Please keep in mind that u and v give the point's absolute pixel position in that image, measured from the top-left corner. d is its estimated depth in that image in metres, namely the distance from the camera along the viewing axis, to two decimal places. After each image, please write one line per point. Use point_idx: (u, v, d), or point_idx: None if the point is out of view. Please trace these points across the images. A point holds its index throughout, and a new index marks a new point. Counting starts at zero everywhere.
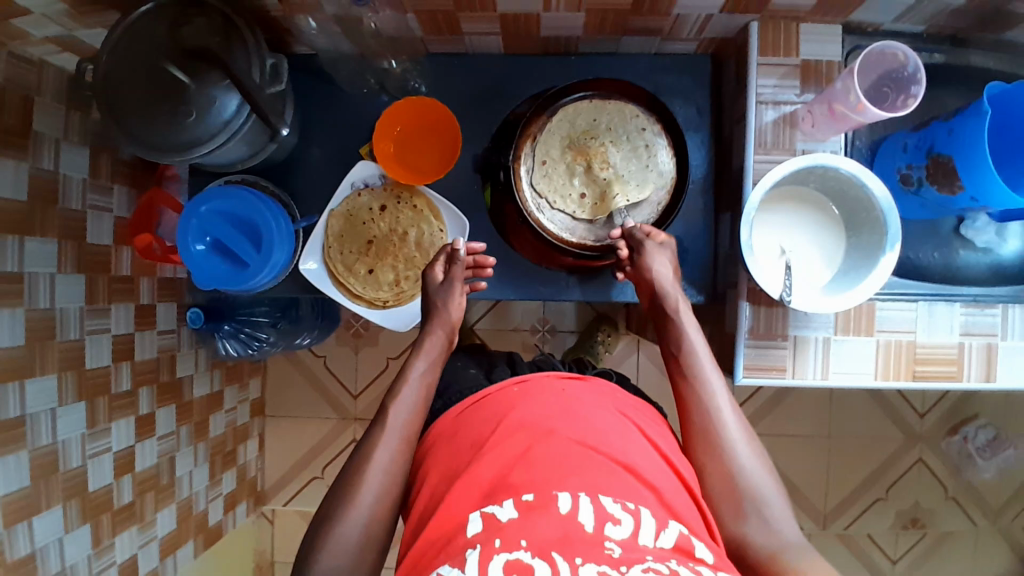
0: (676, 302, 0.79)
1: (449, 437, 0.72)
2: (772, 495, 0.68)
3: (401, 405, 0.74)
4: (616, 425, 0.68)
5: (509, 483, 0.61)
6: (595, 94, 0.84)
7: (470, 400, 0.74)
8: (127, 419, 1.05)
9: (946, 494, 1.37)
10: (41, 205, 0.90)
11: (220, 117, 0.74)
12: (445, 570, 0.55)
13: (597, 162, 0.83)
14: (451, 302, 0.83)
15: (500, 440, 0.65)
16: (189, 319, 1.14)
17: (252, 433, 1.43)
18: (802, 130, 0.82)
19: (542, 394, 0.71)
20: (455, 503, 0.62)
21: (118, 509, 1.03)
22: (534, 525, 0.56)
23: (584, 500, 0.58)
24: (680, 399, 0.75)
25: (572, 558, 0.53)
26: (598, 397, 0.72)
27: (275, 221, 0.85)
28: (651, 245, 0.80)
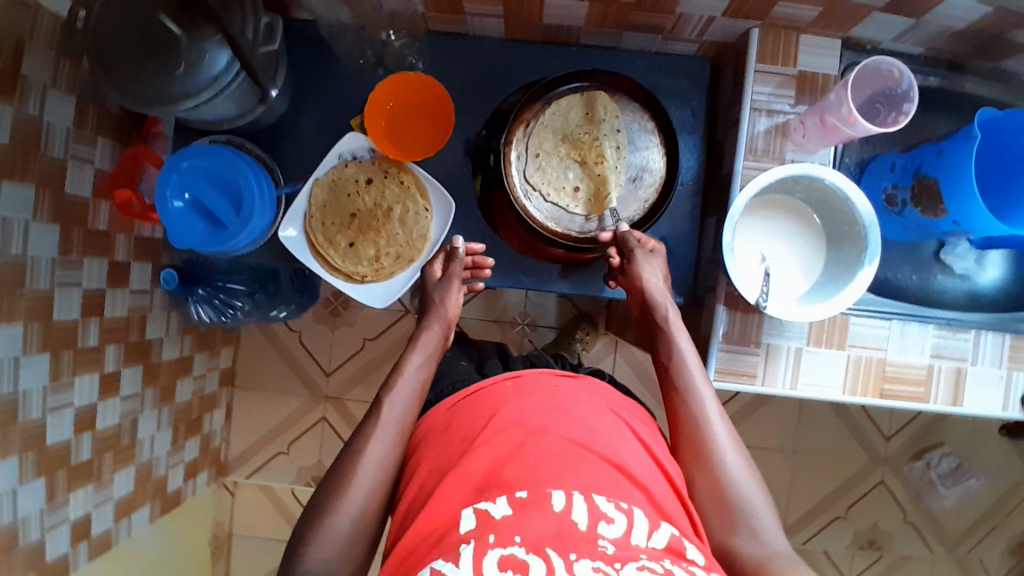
0: (667, 308, 0.79)
1: (441, 431, 0.72)
2: (760, 504, 0.67)
3: (397, 399, 0.75)
4: (609, 425, 0.69)
5: (501, 479, 0.61)
6: (588, 86, 0.84)
7: (462, 394, 0.76)
8: (91, 375, 1.04)
9: (905, 518, 1.39)
10: (22, 149, 0.88)
11: (209, 73, 0.74)
12: (439, 564, 0.55)
13: (591, 156, 0.83)
14: (448, 298, 0.85)
15: (491, 436, 0.66)
16: (163, 280, 1.08)
17: (220, 402, 1.41)
18: (793, 140, 0.82)
19: (534, 392, 0.72)
20: (446, 499, 0.61)
21: (76, 466, 1.02)
22: (528, 521, 0.56)
23: (578, 498, 0.58)
24: (671, 410, 0.75)
25: (566, 553, 0.53)
26: (590, 398, 0.73)
27: (258, 185, 0.84)
28: (643, 254, 0.81)
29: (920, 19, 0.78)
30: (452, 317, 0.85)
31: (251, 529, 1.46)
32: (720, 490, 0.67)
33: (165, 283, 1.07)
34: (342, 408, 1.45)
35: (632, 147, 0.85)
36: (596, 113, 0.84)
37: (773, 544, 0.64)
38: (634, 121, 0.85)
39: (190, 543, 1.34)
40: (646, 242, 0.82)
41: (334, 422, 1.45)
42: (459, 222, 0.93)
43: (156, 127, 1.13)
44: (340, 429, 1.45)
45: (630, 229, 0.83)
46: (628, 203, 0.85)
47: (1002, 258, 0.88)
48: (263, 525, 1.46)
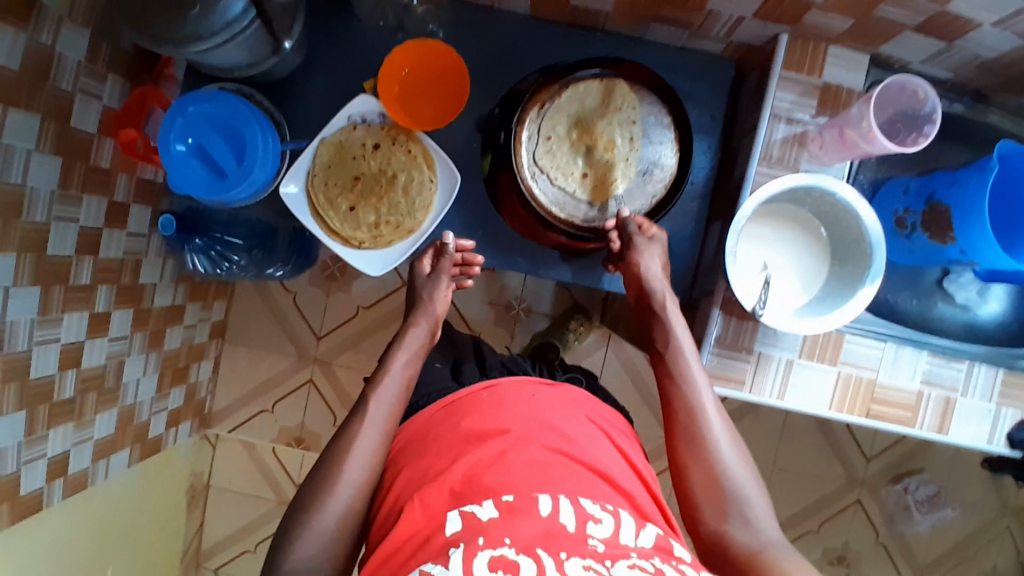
0: (664, 296, 0.79)
1: (420, 437, 0.75)
2: (752, 492, 0.67)
3: (382, 399, 0.76)
4: (588, 437, 0.74)
5: (483, 484, 0.64)
6: (607, 72, 0.82)
7: (440, 404, 0.79)
8: (80, 314, 1.03)
9: (877, 540, 1.39)
10: (31, 78, 0.88)
11: (225, 16, 0.72)
12: (429, 566, 0.56)
13: (603, 142, 0.81)
14: (436, 296, 0.86)
15: (471, 442, 0.70)
16: (160, 226, 1.04)
17: (208, 354, 1.41)
18: (809, 151, 0.81)
19: (514, 402, 0.76)
20: (431, 501, 0.65)
21: (57, 403, 1.02)
22: (516, 523, 0.59)
23: (563, 503, 0.62)
24: (665, 398, 0.74)
25: (556, 553, 0.56)
26: (569, 412, 0.77)
27: (262, 136, 0.82)
28: (642, 241, 0.79)
29: (952, 43, 0.76)
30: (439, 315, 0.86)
31: (228, 483, 1.47)
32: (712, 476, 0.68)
33: (164, 229, 1.03)
34: (330, 372, 1.45)
35: (645, 140, 0.82)
36: (611, 101, 0.82)
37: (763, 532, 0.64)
38: (649, 113, 0.82)
39: (166, 492, 1.34)
40: (648, 228, 0.80)
41: (320, 386, 1.45)
42: (463, 200, 0.92)
43: (169, 70, 1.12)
44: (325, 393, 1.45)
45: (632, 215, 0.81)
46: (635, 196, 0.83)
47: (1005, 293, 0.87)
48: (240, 481, 1.47)
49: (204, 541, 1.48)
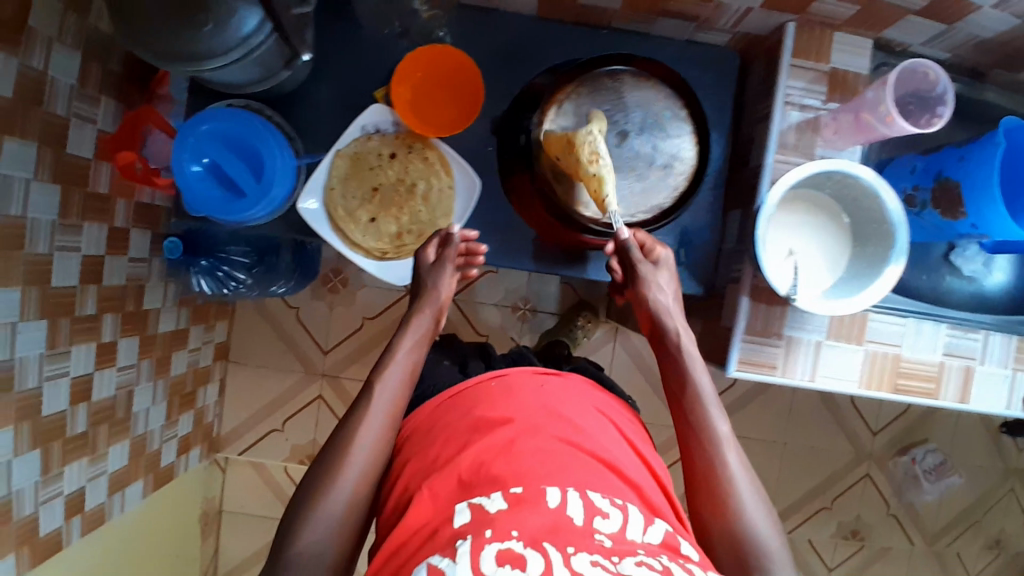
0: (675, 326, 0.77)
1: (428, 429, 0.76)
2: (778, 553, 0.65)
3: (388, 383, 0.75)
4: (597, 427, 0.74)
5: (491, 473, 0.65)
6: (635, 70, 0.81)
7: (447, 393, 0.80)
8: (88, 345, 1.01)
9: (888, 511, 1.42)
10: (23, 102, 0.85)
11: (238, 34, 0.71)
12: (436, 559, 0.57)
13: (586, 154, 0.72)
14: (441, 284, 0.82)
15: (480, 433, 0.70)
16: (166, 249, 1.08)
17: (213, 377, 1.38)
18: (823, 136, 0.83)
19: (522, 390, 0.76)
20: (437, 492, 0.66)
21: (70, 439, 0.99)
22: (524, 516, 0.59)
23: (572, 495, 0.62)
24: (683, 438, 0.72)
25: (563, 547, 0.56)
26: (578, 399, 0.77)
27: (279, 150, 0.81)
28: (646, 266, 0.77)
29: (953, 25, 0.78)
30: (439, 305, 0.82)
31: (241, 507, 1.44)
32: (733, 535, 0.65)
33: (170, 253, 1.07)
34: (338, 386, 1.43)
35: (664, 134, 0.82)
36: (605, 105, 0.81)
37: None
38: (666, 108, 0.81)
39: (181, 521, 1.31)
40: (651, 249, 0.79)
41: (330, 401, 1.43)
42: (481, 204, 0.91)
43: (162, 89, 1.07)
44: (335, 407, 1.43)
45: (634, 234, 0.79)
46: (658, 191, 0.81)
47: (1009, 263, 0.91)
48: (252, 503, 1.44)
49: (221, 567, 1.45)
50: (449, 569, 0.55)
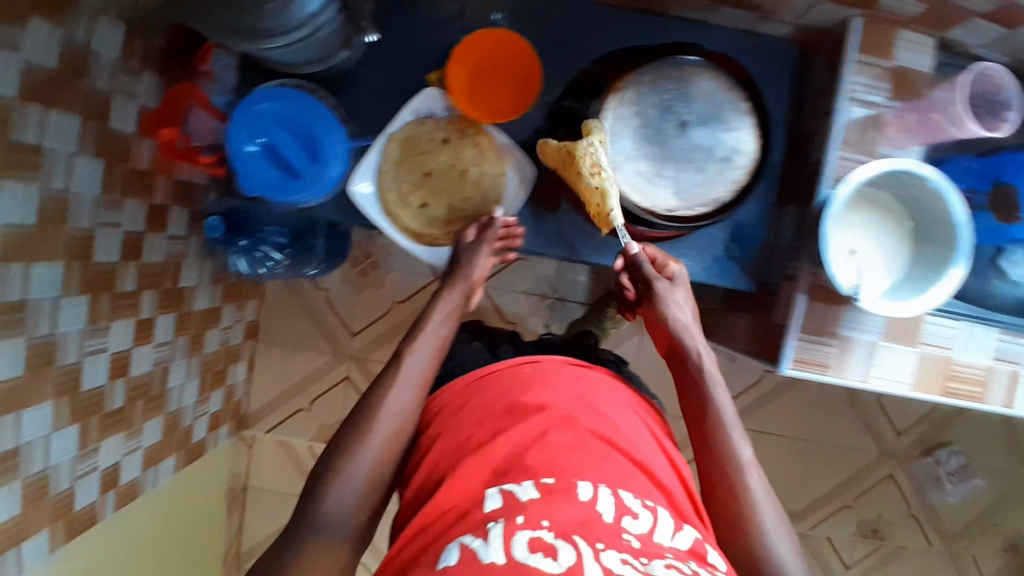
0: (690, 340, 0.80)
1: (459, 408, 0.78)
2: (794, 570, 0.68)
3: (417, 355, 0.77)
4: (627, 421, 0.76)
5: (524, 463, 0.66)
6: (710, 64, 0.80)
7: (478, 373, 0.82)
8: (127, 320, 1.01)
9: (908, 511, 1.43)
10: (69, 74, 0.84)
11: (301, 12, 0.69)
12: (469, 539, 0.59)
13: (587, 166, 0.74)
14: (476, 263, 0.83)
15: (515, 420, 0.71)
16: (208, 228, 1.05)
17: (243, 355, 1.38)
18: (887, 134, 0.82)
19: (557, 380, 0.77)
20: (467, 478, 0.68)
21: (108, 413, 1.01)
22: (557, 508, 0.61)
23: (603, 491, 0.63)
24: (705, 452, 0.75)
25: (594, 542, 0.58)
26: (613, 395, 0.79)
27: (333, 130, 0.80)
28: (661, 282, 0.81)
29: (1015, 29, 0.77)
30: (467, 286, 0.83)
31: (266, 485, 1.45)
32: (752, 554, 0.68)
33: (210, 231, 1.05)
34: (366, 368, 1.42)
35: (724, 127, 0.80)
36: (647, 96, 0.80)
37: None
38: (727, 100, 0.80)
39: (208, 498, 1.32)
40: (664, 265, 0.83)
41: (357, 383, 1.42)
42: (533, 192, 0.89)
43: (206, 65, 1.00)
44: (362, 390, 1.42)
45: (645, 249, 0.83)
46: (717, 184, 0.80)
47: None
48: (277, 482, 1.45)
49: (244, 545, 1.46)
50: (483, 550, 0.57)
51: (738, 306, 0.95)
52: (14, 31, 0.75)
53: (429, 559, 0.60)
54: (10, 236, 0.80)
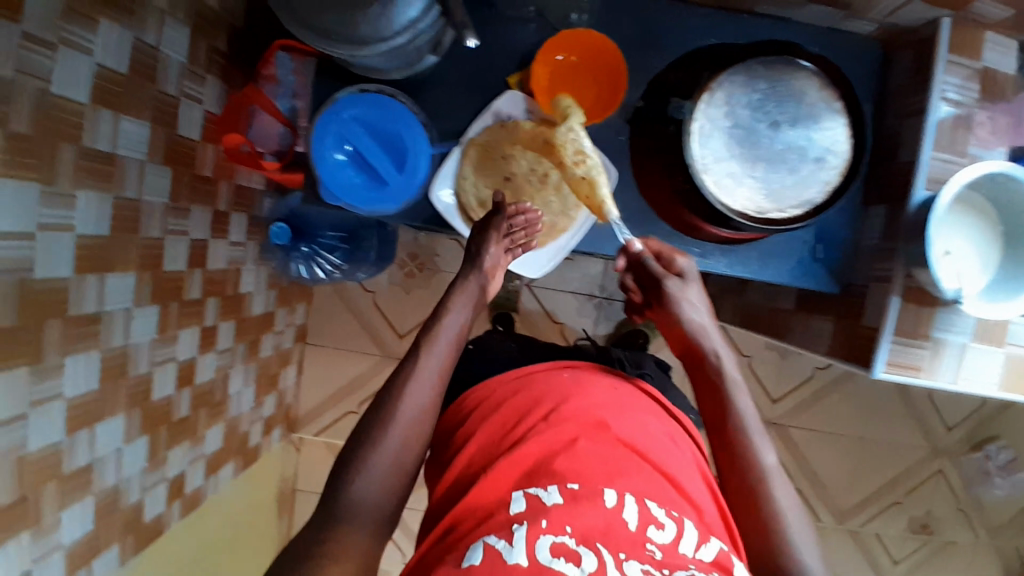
0: (705, 338, 0.81)
1: (492, 408, 0.79)
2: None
3: (436, 347, 0.76)
4: (654, 431, 0.76)
5: (551, 468, 0.66)
6: (819, 71, 0.79)
7: (515, 373, 0.84)
8: (193, 330, 1.02)
9: (957, 506, 1.43)
10: (139, 80, 0.82)
11: (403, 19, 0.67)
12: (492, 540, 0.59)
13: (571, 154, 0.78)
14: (488, 255, 0.82)
15: (546, 424, 0.73)
16: (275, 233, 1.14)
17: (293, 358, 1.39)
18: (978, 135, 0.81)
19: (592, 388, 0.79)
20: (497, 481, 0.68)
21: (176, 422, 1.02)
22: (579, 513, 0.61)
23: (629, 500, 0.64)
24: (731, 459, 0.75)
25: (616, 552, 0.58)
26: (651, 415, 0.79)
27: (421, 137, 0.82)
28: (672, 280, 0.82)
29: None
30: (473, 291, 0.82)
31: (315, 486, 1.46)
32: (774, 557, 0.67)
33: (277, 237, 1.13)
34: None
35: (817, 129, 0.79)
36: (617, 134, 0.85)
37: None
38: (819, 99, 0.79)
39: (261, 502, 1.33)
40: (673, 265, 0.83)
41: None
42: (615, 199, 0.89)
43: (269, 69, 0.99)
44: None
45: (650, 247, 0.84)
46: (809, 185, 0.79)
47: None
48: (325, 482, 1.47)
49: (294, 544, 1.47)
50: (507, 552, 0.57)
51: (815, 307, 0.95)
52: (89, 37, 0.74)
53: (452, 559, 0.60)
54: (89, 248, 0.79)
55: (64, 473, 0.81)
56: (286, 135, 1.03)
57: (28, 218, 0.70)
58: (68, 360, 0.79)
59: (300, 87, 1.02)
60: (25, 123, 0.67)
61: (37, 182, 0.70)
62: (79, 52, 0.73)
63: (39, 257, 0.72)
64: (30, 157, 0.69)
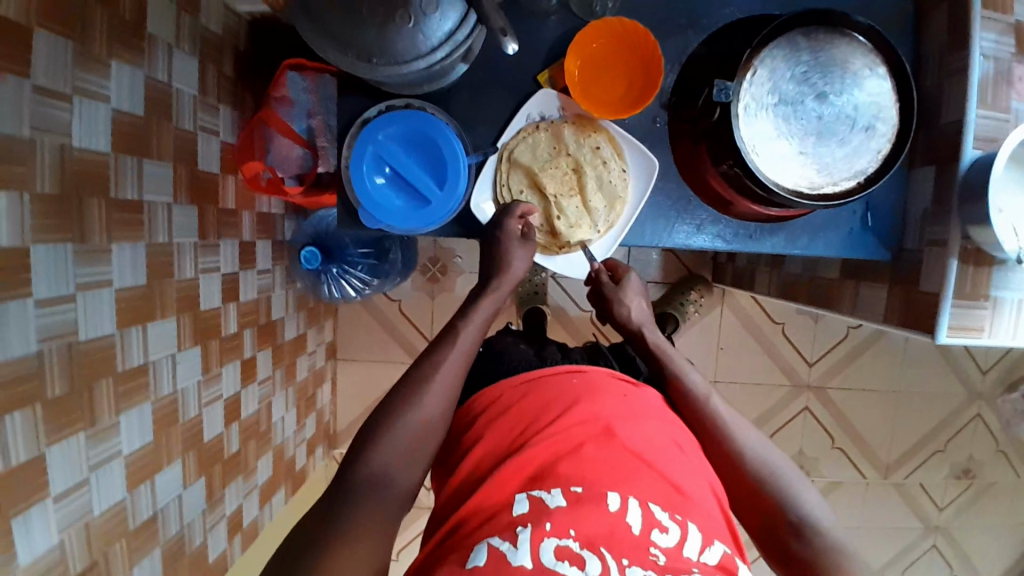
0: (648, 334, 0.84)
1: (500, 412, 0.76)
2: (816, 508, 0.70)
3: (469, 332, 0.74)
4: (657, 435, 0.71)
5: (557, 471, 0.65)
6: (870, 43, 0.78)
7: (523, 376, 0.80)
8: (234, 363, 1.00)
9: (996, 448, 1.47)
10: (156, 119, 0.79)
11: (439, 32, 0.66)
12: (496, 541, 0.59)
13: (593, 170, 0.86)
14: (515, 258, 0.79)
15: (554, 427, 0.70)
16: (303, 258, 1.10)
17: (326, 376, 1.38)
18: (1017, 89, 0.80)
19: (603, 392, 0.75)
20: (501, 484, 0.66)
21: (228, 458, 1.00)
22: (584, 518, 0.61)
23: (633, 503, 0.63)
24: (702, 428, 0.78)
25: (619, 557, 0.58)
26: (656, 424, 0.73)
27: (458, 149, 0.79)
28: (609, 284, 0.86)
29: None
30: (512, 284, 0.79)
31: None
32: (772, 512, 0.70)
33: (305, 262, 1.10)
34: None
35: (867, 95, 0.78)
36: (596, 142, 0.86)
37: (824, 548, 0.67)
38: (863, 66, 0.78)
39: None
40: (618, 269, 0.88)
41: None
42: (661, 189, 0.88)
43: (282, 90, 0.99)
44: None
45: (601, 264, 0.88)
46: (860, 155, 0.80)
47: None
48: None
49: None
50: (511, 553, 0.58)
51: (861, 275, 0.96)
52: (103, 81, 0.70)
53: (456, 559, 0.60)
54: (128, 299, 0.76)
55: (131, 529, 0.79)
56: (306, 157, 1.03)
57: (65, 279, 0.66)
58: (122, 417, 0.76)
59: (314, 106, 1.04)
60: (50, 183, 0.64)
61: (69, 241, 0.66)
62: (94, 98, 0.69)
63: (82, 317, 0.69)
64: (62, 217, 0.66)
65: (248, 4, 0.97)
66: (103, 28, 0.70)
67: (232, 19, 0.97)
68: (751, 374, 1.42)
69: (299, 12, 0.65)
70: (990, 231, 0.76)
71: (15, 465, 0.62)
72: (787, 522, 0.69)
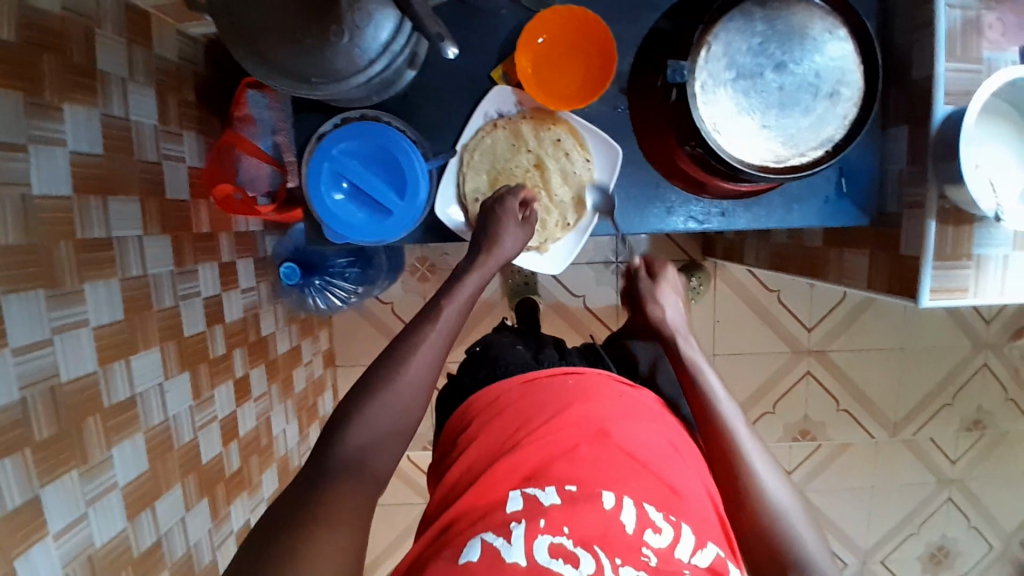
0: (677, 340, 0.84)
1: (495, 414, 0.77)
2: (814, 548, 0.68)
3: (442, 328, 0.72)
4: (656, 441, 0.72)
5: (552, 473, 0.67)
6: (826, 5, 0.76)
7: (520, 377, 0.80)
8: (226, 383, 1.02)
9: (1006, 397, 1.46)
10: (117, 156, 0.80)
11: (376, 44, 0.65)
12: (491, 537, 0.61)
13: (555, 165, 0.85)
14: (507, 238, 0.79)
15: (548, 428, 0.71)
16: (285, 274, 1.16)
17: (326, 384, 1.41)
18: (989, 39, 0.78)
19: (599, 391, 0.76)
20: (496, 484, 0.67)
21: (230, 477, 1.03)
22: (579, 515, 0.62)
23: (629, 502, 0.64)
24: (716, 451, 0.76)
25: (612, 557, 0.59)
26: (649, 426, 0.74)
27: (416, 158, 0.79)
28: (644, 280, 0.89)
29: None
30: (495, 266, 0.78)
31: (384, 499, 1.55)
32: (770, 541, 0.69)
33: (287, 277, 1.15)
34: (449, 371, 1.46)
35: (827, 58, 0.76)
36: (556, 136, 0.85)
37: None
38: (822, 30, 0.76)
39: None
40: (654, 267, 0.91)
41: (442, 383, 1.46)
42: (629, 175, 0.87)
43: (244, 109, 1.01)
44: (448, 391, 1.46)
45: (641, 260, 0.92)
46: (827, 122, 0.78)
47: None
48: (387, 494, 1.55)
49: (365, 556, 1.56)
50: (506, 549, 0.59)
51: (839, 243, 0.95)
52: (58, 125, 0.70)
53: (448, 554, 0.61)
54: (107, 336, 0.77)
55: (136, 557, 0.81)
56: (274, 174, 1.04)
57: (41, 325, 0.68)
58: (115, 451, 0.78)
59: (277, 122, 1.05)
60: (14, 234, 0.64)
61: (41, 287, 0.67)
62: (52, 144, 0.69)
63: (62, 360, 0.70)
64: (32, 265, 0.67)
65: (202, 27, 0.97)
66: (53, 74, 0.70)
67: (187, 44, 0.98)
68: (750, 345, 1.41)
69: (229, 29, 0.64)
70: (965, 189, 0.74)
71: (11, 509, 0.64)
72: (784, 553, 0.68)
